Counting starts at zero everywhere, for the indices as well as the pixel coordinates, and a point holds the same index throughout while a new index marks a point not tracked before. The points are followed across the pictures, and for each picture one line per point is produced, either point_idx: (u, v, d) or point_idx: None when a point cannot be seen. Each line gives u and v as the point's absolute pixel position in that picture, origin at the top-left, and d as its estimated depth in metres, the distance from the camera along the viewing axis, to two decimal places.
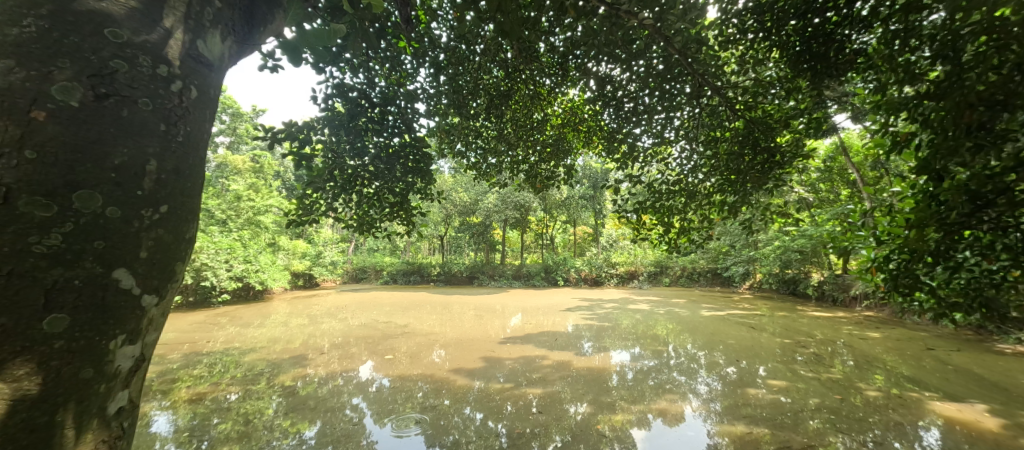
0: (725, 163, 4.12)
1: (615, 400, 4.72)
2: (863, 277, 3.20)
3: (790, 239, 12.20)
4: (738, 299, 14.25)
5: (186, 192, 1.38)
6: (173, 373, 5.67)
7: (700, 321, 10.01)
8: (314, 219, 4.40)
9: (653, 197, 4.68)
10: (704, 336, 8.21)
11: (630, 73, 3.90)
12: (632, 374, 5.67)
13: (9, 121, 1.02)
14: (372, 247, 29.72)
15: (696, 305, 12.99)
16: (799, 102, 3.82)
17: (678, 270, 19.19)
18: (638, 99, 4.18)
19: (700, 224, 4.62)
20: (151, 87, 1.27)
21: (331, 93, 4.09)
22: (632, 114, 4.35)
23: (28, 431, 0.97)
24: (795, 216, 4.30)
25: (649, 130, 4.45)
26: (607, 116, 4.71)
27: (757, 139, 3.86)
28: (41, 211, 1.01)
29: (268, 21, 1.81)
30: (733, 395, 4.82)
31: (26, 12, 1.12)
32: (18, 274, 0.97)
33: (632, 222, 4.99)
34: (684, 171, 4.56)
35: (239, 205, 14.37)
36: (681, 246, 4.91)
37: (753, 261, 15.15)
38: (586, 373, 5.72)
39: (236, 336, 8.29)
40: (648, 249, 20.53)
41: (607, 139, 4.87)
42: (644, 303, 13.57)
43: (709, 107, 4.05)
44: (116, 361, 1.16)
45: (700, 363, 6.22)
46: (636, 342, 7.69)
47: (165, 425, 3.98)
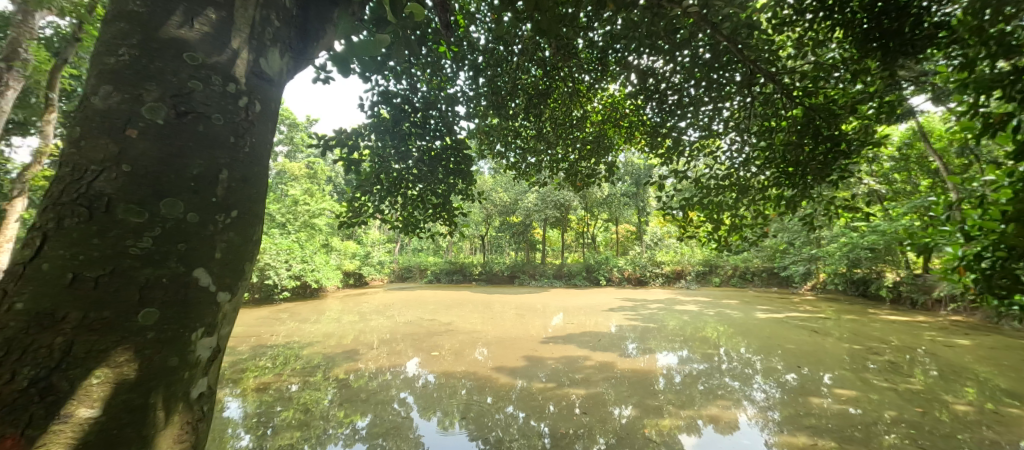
0: (782, 154, 3.86)
1: (663, 404, 4.59)
2: (949, 278, 2.88)
3: (858, 236, 11.27)
4: (798, 301, 13.38)
5: (254, 198, 1.50)
6: (243, 364, 6.17)
7: (756, 324, 9.45)
8: (362, 220, 4.66)
9: (701, 192, 4.48)
10: (759, 340, 7.77)
11: (674, 64, 3.76)
12: (681, 378, 5.49)
13: (109, 139, 1.19)
14: (416, 247, 30.74)
15: (750, 306, 12.35)
16: (868, 85, 3.51)
17: (730, 269, 18.30)
18: (683, 91, 4.04)
19: (753, 221, 4.37)
20: (222, 104, 1.40)
21: (377, 100, 4.29)
22: (676, 107, 4.21)
23: (128, 411, 1.10)
24: (866, 210, 3.94)
25: (695, 123, 4.28)
26: (650, 109, 4.58)
27: (819, 128, 3.53)
28: (134, 217, 1.16)
29: (320, 36, 1.91)
30: (794, 404, 4.54)
31: (120, 42, 1.28)
32: (118, 273, 1.12)
33: (678, 220, 4.80)
34: (735, 164, 4.34)
35: (297, 209, 15.37)
36: (733, 243, 4.67)
37: (815, 260, 14.14)
38: (631, 375, 5.61)
39: (295, 331, 8.88)
40: (696, 248, 19.73)
41: (650, 135, 4.73)
42: (692, 304, 13.09)
43: (763, 95, 3.84)
44: (196, 352, 1.29)
45: (756, 368, 5.90)
46: (684, 345, 7.43)
47: (235, 410, 4.35)
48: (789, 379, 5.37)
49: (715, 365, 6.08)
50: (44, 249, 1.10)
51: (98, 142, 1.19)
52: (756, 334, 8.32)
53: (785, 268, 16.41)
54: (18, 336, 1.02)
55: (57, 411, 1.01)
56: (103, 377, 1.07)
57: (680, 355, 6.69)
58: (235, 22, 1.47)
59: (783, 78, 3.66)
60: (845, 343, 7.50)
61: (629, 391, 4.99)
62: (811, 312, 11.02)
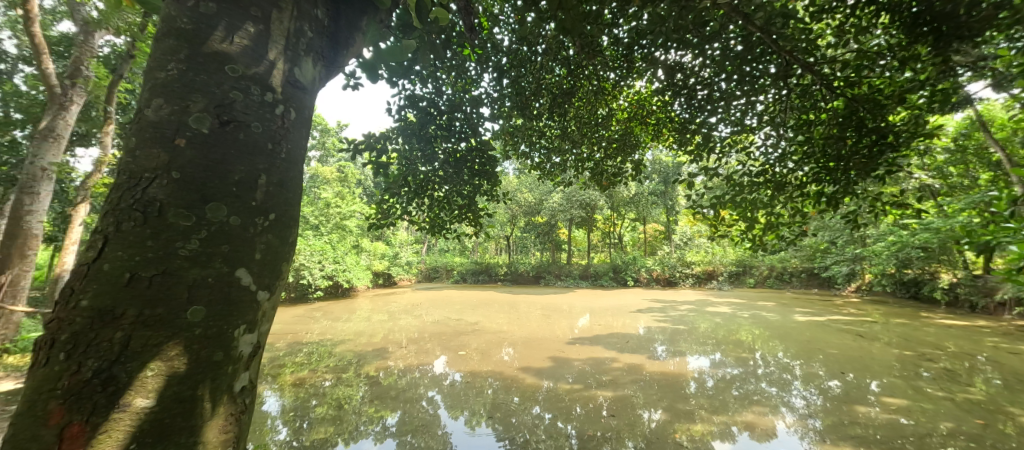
0: (821, 149, 3.69)
1: (694, 409, 4.49)
2: (1014, 279, 2.67)
3: (909, 234, 10.59)
4: (841, 303, 12.73)
5: (290, 202, 1.56)
6: (280, 360, 6.45)
7: (795, 327, 9.06)
8: (391, 222, 4.77)
9: (733, 190, 4.33)
10: (797, 344, 7.46)
11: (703, 58, 3.67)
12: (713, 382, 5.34)
13: (160, 149, 1.28)
14: (442, 248, 31.19)
15: (788, 309, 11.86)
16: (918, 73, 3.31)
17: (766, 270, 17.60)
18: (713, 85, 3.94)
19: (791, 219, 4.20)
20: (260, 113, 1.47)
21: (403, 104, 4.41)
22: (706, 102, 4.10)
23: (179, 402, 1.17)
24: (916, 206, 3.72)
25: (727, 118, 4.14)
26: (679, 105, 4.48)
27: (863, 119, 3.41)
28: (183, 220, 1.24)
29: (350, 44, 1.97)
30: (838, 413, 4.34)
31: (169, 58, 1.38)
32: (169, 272, 1.20)
33: (708, 218, 4.67)
34: (770, 160, 4.18)
35: (329, 211, 15.88)
36: (768, 242, 4.51)
37: (860, 260, 13.41)
38: (661, 378, 5.50)
39: (329, 329, 9.18)
40: (729, 247, 19.10)
41: (678, 131, 4.62)
42: (724, 306, 12.71)
43: (800, 87, 3.69)
44: (239, 347, 1.36)
45: (795, 374, 5.66)
46: (716, 348, 7.22)
47: (274, 405, 4.55)
48: (832, 386, 5.13)
49: (750, 370, 5.88)
50: (105, 250, 1.19)
51: (151, 152, 1.28)
52: (795, 337, 7.98)
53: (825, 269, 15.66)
54: (84, 330, 1.12)
55: (117, 400, 1.10)
56: (157, 369, 1.15)
57: (712, 358, 6.51)
58: (271, 34, 1.53)
59: (822, 68, 3.50)
60: (894, 348, 7.09)
61: (659, 395, 4.90)
62: (857, 316, 10.47)
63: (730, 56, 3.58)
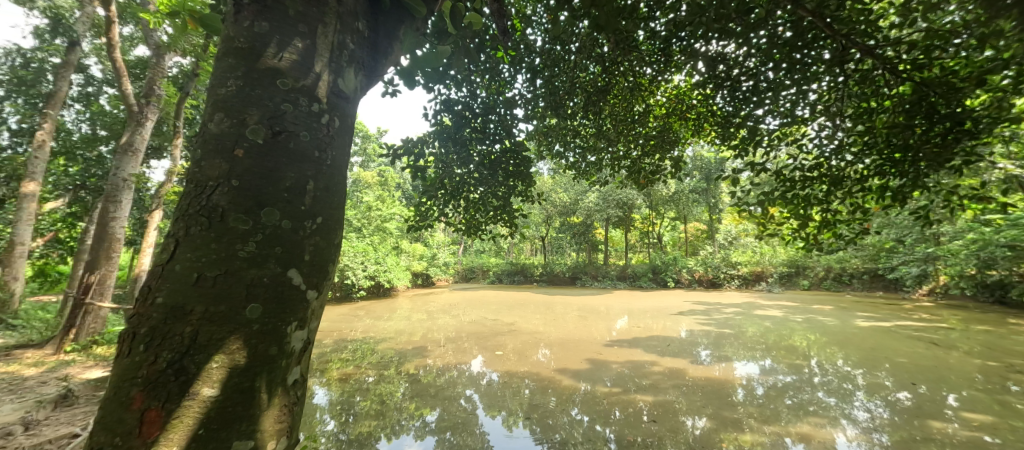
0: (885, 138, 3.41)
1: (743, 417, 4.30)
2: None
3: (992, 231, 9.55)
4: (911, 308, 11.73)
5: (335, 205, 1.65)
6: (327, 356, 6.77)
7: (855, 333, 8.45)
8: (429, 223, 4.92)
9: (784, 186, 4.07)
10: (859, 352, 6.95)
11: (748, 47, 3.50)
12: (763, 390, 5.09)
13: (221, 159, 1.40)
14: (478, 248, 31.63)
15: (847, 313, 11.09)
16: (1001, 51, 2.97)
17: (822, 271, 16.51)
18: (759, 75, 3.75)
19: (850, 216, 3.90)
20: (308, 123, 1.56)
21: (439, 109, 4.54)
22: (752, 93, 3.91)
23: (238, 392, 1.27)
24: (1000, 200, 3.35)
25: (775, 109, 3.91)
26: (721, 98, 4.30)
27: (934, 105, 3.10)
28: (242, 225, 1.35)
29: (389, 52, 2.05)
30: (908, 428, 4.01)
31: (228, 75, 1.50)
32: (230, 273, 1.31)
33: (756, 216, 4.42)
34: (825, 153, 3.91)
35: (371, 214, 16.48)
36: (824, 241, 4.22)
37: (932, 260, 12.27)
38: (705, 384, 5.31)
39: (371, 327, 9.54)
40: (779, 247, 18.10)
41: (721, 126, 4.42)
42: (774, 309, 12.07)
43: (859, 73, 3.43)
44: (292, 343, 1.44)
45: (857, 384, 5.29)
46: (766, 354, 6.88)
47: (322, 398, 4.79)
48: (901, 398, 4.75)
49: (804, 378, 5.56)
50: (177, 252, 1.31)
51: (214, 163, 1.40)
52: (857, 345, 7.45)
53: (890, 270, 14.48)
54: (160, 324, 1.24)
55: (187, 388, 1.20)
56: (221, 361, 1.26)
57: (761, 364, 6.21)
58: (317, 48, 1.62)
59: (883, 52, 3.24)
60: (976, 359, 6.44)
61: (703, 401, 4.74)
62: (929, 322, 9.61)
63: (777, 44, 3.40)
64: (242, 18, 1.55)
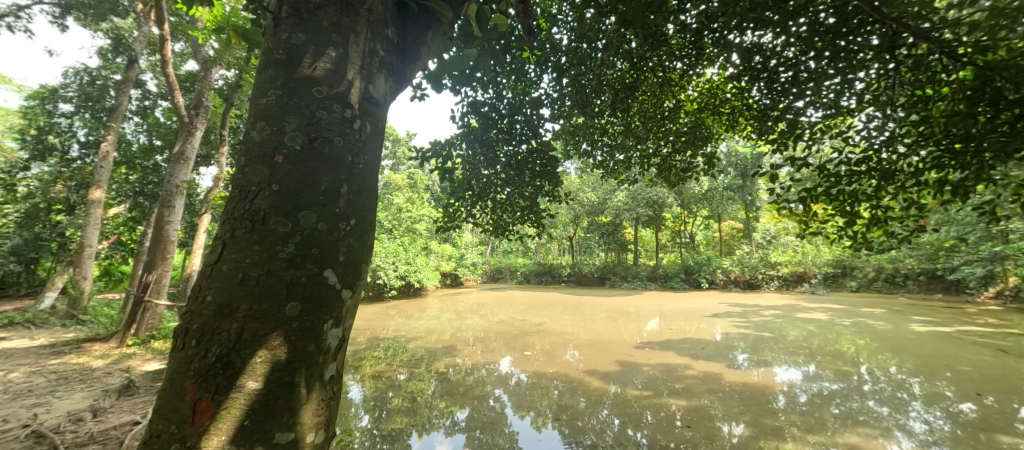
0: (943, 128, 3.15)
1: (784, 425, 4.14)
2: None
3: None
4: (974, 312, 10.88)
5: (367, 207, 1.70)
6: (362, 353, 7.00)
7: (910, 339, 7.91)
8: (457, 224, 4.98)
9: (828, 181, 3.83)
10: (915, 359, 6.52)
11: (786, 36, 3.33)
12: (806, 397, 4.87)
13: (262, 165, 1.49)
14: (506, 249, 31.82)
15: (901, 317, 10.43)
16: None
17: (873, 272, 15.65)
18: (799, 65, 3.56)
19: (905, 213, 3.62)
20: (342, 128, 1.62)
21: (466, 111, 4.64)
22: (791, 85, 3.72)
23: (280, 386, 1.34)
24: None
25: (818, 100, 3.69)
26: (758, 90, 4.12)
27: (1001, 90, 2.83)
28: (282, 227, 1.42)
29: (418, 57, 2.10)
30: (972, 442, 3.73)
31: (269, 86, 1.59)
32: (271, 272, 1.38)
33: (797, 214, 4.19)
34: (874, 145, 3.66)
35: (401, 216, 16.87)
36: (874, 240, 3.95)
37: (999, 260, 11.29)
38: (743, 390, 5.13)
39: (402, 326, 9.77)
40: (823, 247, 17.17)
41: (758, 120, 4.23)
42: (818, 312, 11.50)
43: (912, 59, 3.19)
44: (328, 340, 1.50)
45: (913, 393, 4.96)
46: (809, 359, 6.57)
47: (357, 394, 4.96)
48: (964, 410, 4.43)
49: (852, 385, 5.28)
50: (224, 254, 1.40)
51: (256, 169, 1.49)
52: (912, 351, 6.99)
53: (951, 271, 13.42)
54: (209, 321, 1.33)
55: (234, 381, 1.28)
56: (264, 356, 1.33)
57: (804, 370, 5.94)
58: (350, 56, 1.68)
59: (939, 35, 3.00)
60: None
61: (741, 407, 4.59)
62: (996, 327, 8.90)
63: (817, 31, 3.22)
64: (280, 31, 1.63)
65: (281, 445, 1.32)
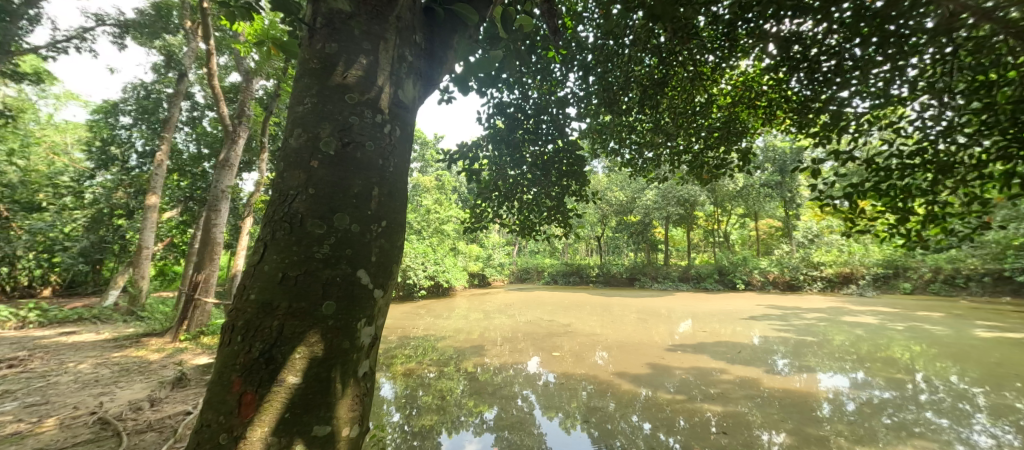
0: (1009, 116, 2.89)
1: (829, 435, 3.95)
2: None
3: None
4: None
5: (398, 209, 1.75)
6: (393, 351, 7.17)
7: (973, 346, 7.32)
8: (484, 225, 5.02)
9: (877, 176, 3.57)
10: (979, 368, 6.05)
11: (828, 22, 3.15)
12: (854, 406, 4.63)
13: (300, 170, 1.56)
14: (532, 249, 31.85)
15: (963, 321, 9.70)
16: None
17: (929, 273, 14.51)
18: (843, 53, 3.37)
19: (964, 209, 3.34)
20: (373, 133, 1.68)
21: (493, 112, 4.70)
22: (834, 74, 3.52)
23: (318, 381, 1.40)
24: None
25: (864, 90, 3.46)
26: (797, 81, 3.92)
27: None
28: (318, 229, 1.49)
29: (446, 60, 2.14)
30: None
31: (305, 94, 1.66)
32: (309, 272, 1.45)
33: (841, 211, 3.95)
34: (928, 137, 3.41)
35: (429, 217, 17.16)
36: (930, 238, 3.65)
37: None
38: (784, 396, 4.93)
39: (432, 325, 9.94)
40: (872, 246, 16.15)
41: (797, 112, 4.01)
42: (867, 315, 10.86)
43: (972, 42, 2.94)
44: (361, 337, 1.55)
45: (977, 405, 4.62)
46: (857, 366, 6.23)
47: (389, 391, 5.09)
48: None
49: (906, 394, 4.97)
50: (266, 255, 1.48)
51: (294, 174, 1.56)
52: (976, 359, 6.49)
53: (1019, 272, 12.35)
54: (253, 318, 1.41)
55: (276, 376, 1.35)
56: (303, 352, 1.40)
57: (850, 378, 5.64)
58: (380, 63, 1.73)
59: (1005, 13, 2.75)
60: None
61: (781, 415, 4.41)
62: None
63: (864, 16, 3.02)
64: (315, 41, 1.70)
65: (319, 438, 1.38)
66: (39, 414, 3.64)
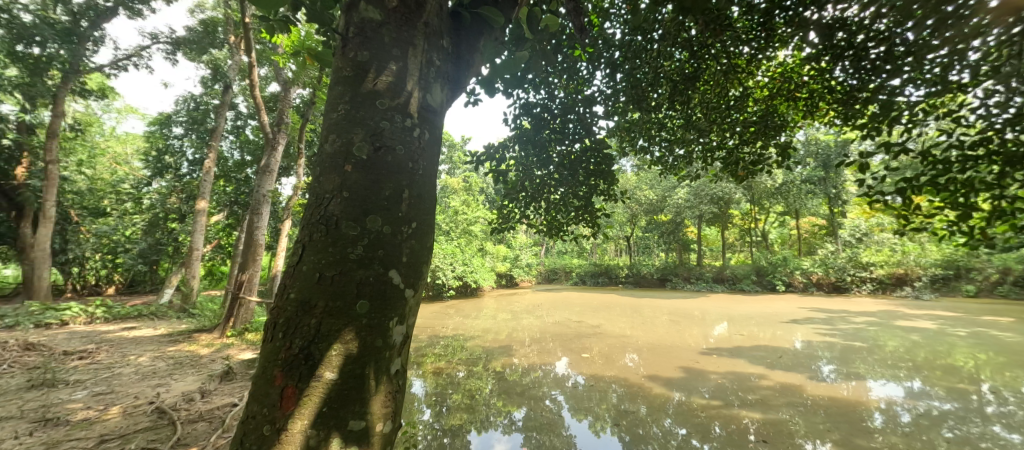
0: None
1: (879, 447, 3.74)
2: None
3: None
4: None
5: (426, 211, 1.79)
6: (423, 350, 7.31)
7: None
8: (511, 225, 5.05)
9: (934, 169, 3.32)
10: None
11: (876, 6, 2.97)
12: (909, 417, 4.35)
13: (335, 175, 1.63)
14: (560, 249, 31.73)
15: None
16: None
17: (998, 273, 13.20)
18: (893, 39, 3.18)
19: None
20: (403, 137, 1.72)
21: (519, 113, 4.73)
22: (884, 61, 3.31)
23: (353, 378, 1.46)
24: None
25: (918, 77, 3.24)
26: (841, 71, 3.73)
27: None
28: (352, 231, 1.55)
29: (473, 63, 2.17)
30: None
31: (339, 102, 1.74)
32: (344, 273, 1.51)
33: (891, 208, 3.70)
34: (990, 125, 3.15)
35: (458, 218, 17.38)
36: (996, 235, 3.36)
37: None
38: (829, 405, 4.69)
39: (461, 325, 10.08)
40: (929, 244, 15.01)
41: (842, 103, 3.79)
42: (923, 320, 10.17)
43: None
44: (393, 336, 1.60)
45: None
46: (913, 374, 5.85)
47: (420, 389, 5.20)
48: None
49: (968, 406, 4.63)
50: (304, 256, 1.55)
51: (330, 178, 1.63)
52: None
53: None
54: (293, 316, 1.48)
55: (315, 372, 1.42)
56: (340, 350, 1.45)
57: (904, 387, 5.31)
58: (409, 69, 1.78)
59: None
60: None
61: (826, 424, 4.20)
62: None
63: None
64: (348, 50, 1.77)
65: (354, 433, 1.43)
66: (105, 402, 3.94)
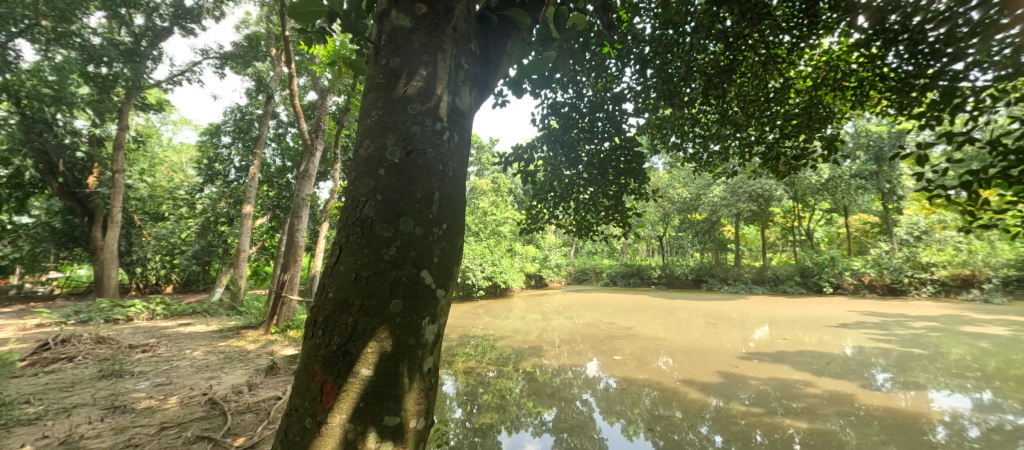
0: None
1: None
2: None
3: None
4: None
5: (456, 212, 1.82)
6: (454, 350, 7.42)
7: None
8: (540, 226, 5.06)
9: (1003, 160, 3.04)
10: None
11: None
12: (976, 432, 4.03)
13: (370, 178, 1.69)
14: (590, 249, 31.38)
15: None
16: None
17: None
18: (955, 20, 2.93)
19: None
20: (434, 141, 1.77)
21: (547, 113, 4.72)
22: (944, 44, 3.07)
23: (387, 374, 1.51)
24: None
25: (985, 60, 2.97)
26: (894, 57, 3.49)
27: None
28: (386, 232, 1.60)
29: (501, 66, 2.19)
30: None
31: (372, 108, 1.80)
32: (379, 272, 1.56)
33: (950, 203, 3.43)
34: None
35: (487, 219, 17.50)
36: None
37: None
38: (884, 416, 4.41)
39: (491, 325, 10.16)
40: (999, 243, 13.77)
41: (896, 92, 3.55)
42: (992, 326, 9.36)
43: None
44: (425, 335, 1.64)
45: None
46: (981, 385, 5.40)
47: (451, 388, 5.29)
48: None
49: None
50: (341, 257, 1.62)
51: (365, 182, 1.69)
52: None
53: None
54: (331, 315, 1.55)
55: (352, 368, 1.48)
56: (375, 347, 1.51)
57: (969, 399, 4.92)
58: (438, 74, 1.82)
59: None
60: None
61: (880, 437, 3.95)
62: None
63: None
64: (380, 58, 1.83)
65: (389, 428, 1.48)
66: (165, 392, 4.24)
